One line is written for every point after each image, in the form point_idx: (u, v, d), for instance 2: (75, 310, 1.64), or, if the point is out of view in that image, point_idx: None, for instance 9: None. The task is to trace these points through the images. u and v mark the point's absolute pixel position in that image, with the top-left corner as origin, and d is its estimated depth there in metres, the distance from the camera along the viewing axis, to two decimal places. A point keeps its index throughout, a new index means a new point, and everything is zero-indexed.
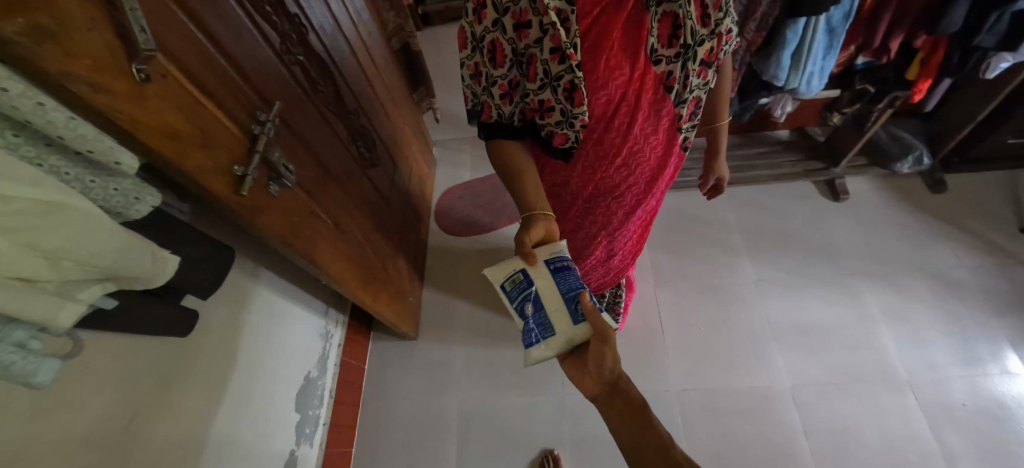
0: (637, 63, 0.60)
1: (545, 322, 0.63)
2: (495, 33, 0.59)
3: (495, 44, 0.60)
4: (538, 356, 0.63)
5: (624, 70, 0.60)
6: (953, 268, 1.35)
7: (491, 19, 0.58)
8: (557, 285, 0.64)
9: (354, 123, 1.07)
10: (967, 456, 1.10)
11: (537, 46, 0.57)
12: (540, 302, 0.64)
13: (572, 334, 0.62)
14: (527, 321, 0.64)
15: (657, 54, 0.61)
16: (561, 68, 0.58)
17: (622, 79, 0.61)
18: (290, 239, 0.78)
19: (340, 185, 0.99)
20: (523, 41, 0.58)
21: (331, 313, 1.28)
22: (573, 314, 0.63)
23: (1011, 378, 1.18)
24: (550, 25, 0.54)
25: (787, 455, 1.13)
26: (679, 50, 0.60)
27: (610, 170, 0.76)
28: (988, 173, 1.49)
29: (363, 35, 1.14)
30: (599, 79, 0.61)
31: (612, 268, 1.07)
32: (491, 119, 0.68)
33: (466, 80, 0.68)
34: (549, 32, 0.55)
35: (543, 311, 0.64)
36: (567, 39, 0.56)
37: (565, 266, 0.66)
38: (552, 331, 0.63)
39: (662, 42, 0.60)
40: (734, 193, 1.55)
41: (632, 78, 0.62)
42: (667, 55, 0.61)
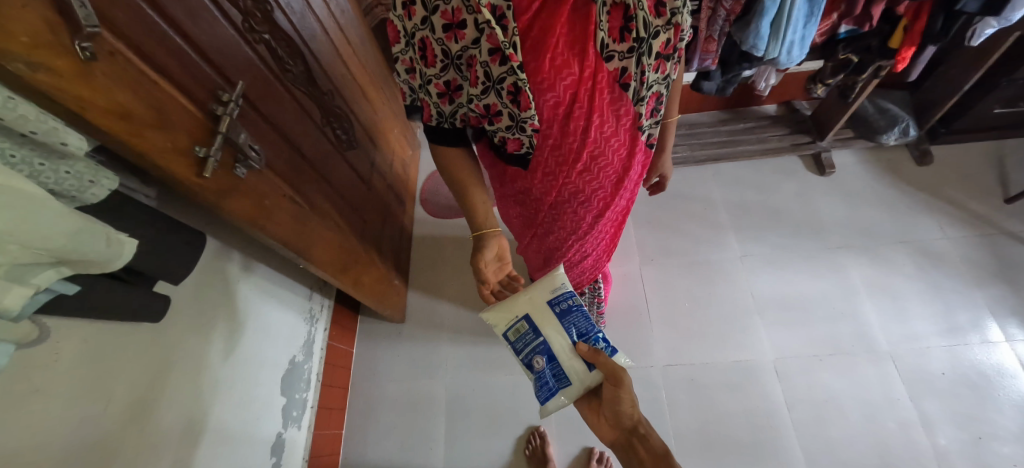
0: (586, 61, 0.56)
1: (559, 373, 0.74)
2: (425, 32, 0.56)
3: (425, 42, 0.58)
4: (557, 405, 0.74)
5: (572, 69, 0.56)
6: (936, 239, 1.35)
7: (420, 16, 0.55)
8: (564, 334, 0.74)
9: (327, 104, 1.04)
10: (944, 422, 1.12)
11: (475, 47, 0.55)
12: (549, 352, 0.74)
13: (587, 380, 0.73)
14: (541, 373, 0.74)
15: (609, 49, 0.56)
16: (503, 70, 0.56)
17: (571, 79, 0.57)
18: (261, 222, 0.77)
19: (314, 168, 0.98)
20: (458, 41, 0.55)
21: (315, 297, 1.27)
22: (584, 363, 0.73)
23: (991, 347, 1.20)
24: (484, 24, 0.52)
25: (768, 426, 1.15)
26: (632, 45, 0.55)
27: (571, 176, 0.73)
28: (974, 143, 1.48)
29: (335, 13, 1.10)
30: (545, 80, 0.57)
31: (587, 267, 1.05)
32: (432, 117, 0.68)
33: (402, 75, 0.65)
34: (486, 32, 0.53)
35: (555, 361, 0.74)
36: (506, 38, 0.53)
37: (568, 311, 0.76)
38: (567, 379, 0.73)
39: (614, 36, 0.56)
40: (720, 169, 1.54)
41: (581, 78, 0.57)
42: (620, 51, 0.56)
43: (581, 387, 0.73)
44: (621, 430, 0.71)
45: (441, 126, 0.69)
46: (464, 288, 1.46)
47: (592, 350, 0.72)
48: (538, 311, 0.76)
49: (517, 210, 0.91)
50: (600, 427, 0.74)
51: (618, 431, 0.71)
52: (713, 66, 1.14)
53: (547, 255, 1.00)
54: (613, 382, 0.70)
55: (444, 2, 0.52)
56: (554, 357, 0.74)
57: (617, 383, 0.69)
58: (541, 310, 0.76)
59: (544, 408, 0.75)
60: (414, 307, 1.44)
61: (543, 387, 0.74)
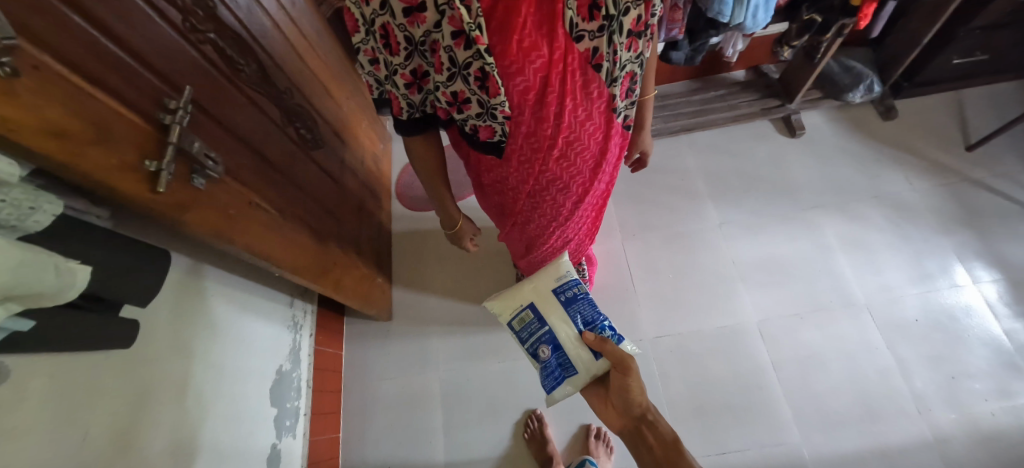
0: (555, 42, 0.53)
1: (564, 361, 0.77)
2: (385, 17, 0.52)
3: (386, 29, 0.54)
4: (562, 394, 0.77)
5: (540, 51, 0.54)
6: (903, 191, 1.39)
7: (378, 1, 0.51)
8: (568, 323, 0.80)
9: (287, 103, 1.00)
10: (919, 365, 1.18)
11: (438, 31, 0.52)
12: (553, 340, 0.79)
13: (593, 368, 0.76)
14: (548, 361, 0.79)
15: (578, 29, 0.54)
16: (469, 54, 0.53)
17: (540, 62, 0.55)
18: (228, 233, 0.73)
19: (280, 171, 0.94)
20: (421, 26, 0.52)
21: (297, 303, 1.23)
22: (591, 351, 0.77)
23: (959, 290, 1.25)
24: (445, 6, 0.49)
25: (756, 386, 1.19)
26: (602, 23, 0.53)
27: (548, 163, 0.71)
28: (936, 95, 1.52)
29: (286, 6, 1.05)
30: (513, 64, 0.54)
31: (571, 251, 1.04)
32: (402, 109, 0.65)
33: (365, 66, 0.61)
34: (447, 14, 0.50)
35: (561, 350, 0.78)
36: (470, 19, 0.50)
37: (572, 299, 0.82)
38: (573, 368, 0.77)
39: (582, 14, 0.53)
40: (694, 139, 1.54)
41: (551, 61, 0.55)
42: (589, 30, 0.54)
43: (587, 375, 0.76)
44: (629, 417, 0.73)
45: (413, 117, 0.66)
46: (449, 280, 1.44)
47: (598, 339, 0.75)
48: (542, 299, 0.83)
49: (494, 199, 0.89)
50: (609, 415, 0.77)
51: (626, 418, 0.74)
52: (681, 36, 1.12)
53: (529, 243, 0.99)
54: (621, 369, 0.72)
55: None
56: (560, 345, 0.78)
57: (626, 371, 0.72)
58: (546, 299, 0.83)
59: (551, 397, 0.79)
60: (400, 304, 1.42)
61: (550, 375, 0.79)
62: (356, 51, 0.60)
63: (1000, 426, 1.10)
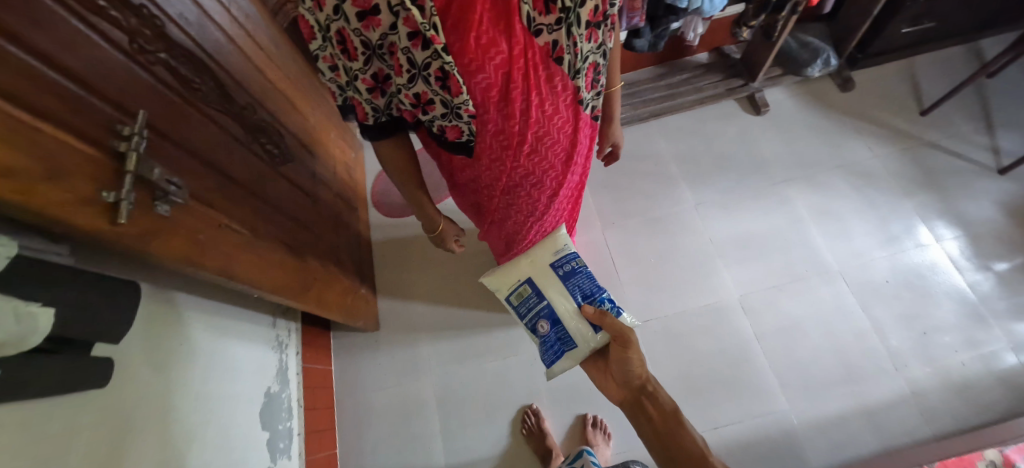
0: (514, 37, 0.53)
1: (563, 335, 0.78)
2: (339, 23, 0.51)
3: (342, 34, 0.52)
4: (561, 367, 0.79)
5: (500, 47, 0.53)
6: (866, 159, 1.45)
7: (330, 6, 0.49)
8: (567, 297, 0.80)
9: (249, 118, 0.97)
10: (893, 323, 1.23)
11: (394, 33, 0.51)
12: (552, 314, 0.80)
13: (593, 341, 0.76)
14: (547, 335, 0.80)
15: (536, 23, 0.53)
16: (427, 54, 0.53)
17: (500, 58, 0.54)
18: (198, 258, 0.71)
19: (249, 190, 0.91)
20: (376, 29, 0.50)
21: (279, 323, 1.21)
22: (591, 325, 0.77)
23: (924, 249, 1.31)
24: (399, 7, 0.48)
25: (743, 359, 1.22)
26: (559, 15, 0.53)
27: (519, 159, 0.71)
28: (889, 64, 1.57)
29: (239, 18, 1.01)
30: (473, 61, 0.54)
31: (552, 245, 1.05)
32: (366, 115, 0.63)
33: (326, 73, 0.59)
34: (401, 15, 0.48)
35: (560, 324, 0.79)
36: (425, 19, 0.49)
37: (571, 272, 0.82)
38: (573, 342, 0.77)
39: (539, 8, 0.52)
40: (664, 123, 1.56)
41: (511, 56, 0.55)
42: (547, 23, 0.54)
43: (586, 349, 0.77)
44: (630, 389, 0.75)
45: (378, 122, 0.64)
46: (434, 284, 1.43)
47: (598, 312, 0.75)
48: (540, 274, 0.83)
49: (470, 199, 0.89)
50: (609, 387, 0.78)
51: (626, 390, 0.75)
52: (643, 24, 1.13)
53: (509, 240, 0.99)
54: (621, 342, 0.73)
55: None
56: (558, 319, 0.79)
57: (625, 343, 0.72)
58: (544, 273, 0.83)
59: (551, 371, 0.80)
60: (386, 313, 1.40)
61: (549, 348, 0.80)
62: (315, 58, 0.58)
63: (970, 374, 1.17)
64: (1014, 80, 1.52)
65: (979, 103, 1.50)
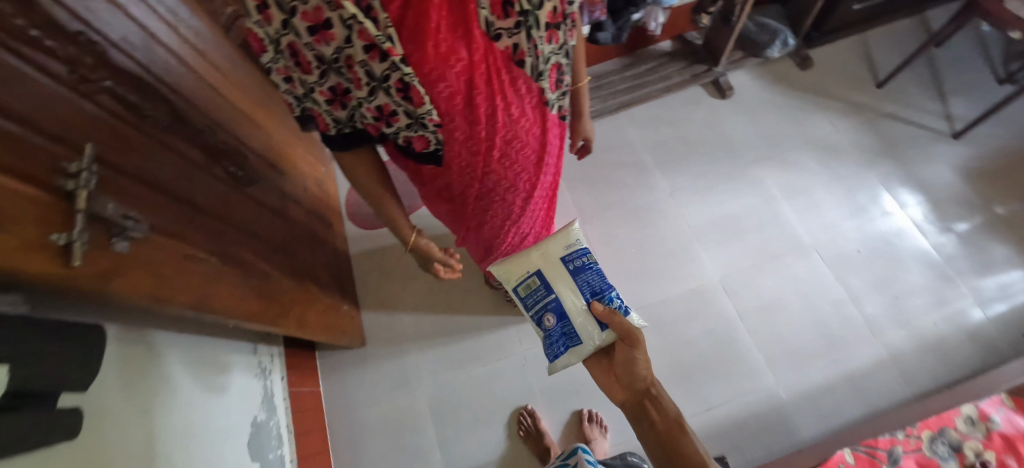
0: (473, 44, 0.52)
1: (568, 331, 0.78)
2: (290, 37, 0.48)
3: (294, 48, 0.50)
4: (563, 363, 0.78)
5: (460, 55, 0.52)
6: (830, 134, 1.49)
7: (278, 21, 0.46)
8: (577, 293, 0.79)
9: (209, 142, 0.93)
10: (867, 291, 1.28)
11: (349, 46, 0.49)
12: (559, 310, 0.78)
13: (598, 339, 0.76)
14: (551, 329, 0.79)
15: (495, 28, 0.52)
16: (385, 66, 0.51)
17: (461, 66, 0.54)
18: (164, 293, 0.67)
19: (215, 216, 0.87)
20: (330, 43, 0.48)
21: (261, 349, 1.17)
22: (598, 323, 0.77)
23: (890, 217, 1.36)
24: (351, 21, 0.46)
25: (729, 340, 1.24)
26: (518, 19, 0.51)
27: (490, 165, 0.70)
28: (844, 41, 1.62)
29: (188, 38, 0.97)
30: (433, 71, 0.53)
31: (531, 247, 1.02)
32: (329, 126, 0.61)
33: (280, 84, 0.55)
34: (355, 28, 0.46)
35: (566, 319, 0.78)
36: (379, 31, 0.47)
37: (583, 268, 0.80)
38: (578, 338, 0.77)
39: (497, 13, 0.51)
40: (634, 113, 1.57)
41: (472, 63, 0.54)
42: (506, 28, 0.52)
43: (591, 346, 0.76)
44: (633, 391, 0.76)
45: (341, 132, 0.62)
46: (418, 294, 1.41)
47: (607, 310, 0.75)
48: (550, 267, 0.80)
49: (445, 207, 0.87)
50: (611, 387, 0.79)
51: (628, 393, 0.77)
52: (604, 17, 1.13)
53: (488, 246, 0.97)
54: (628, 341, 0.74)
55: (303, 3, 0.44)
56: (564, 314, 0.78)
57: (633, 343, 0.74)
58: (553, 266, 0.81)
59: (553, 364, 0.79)
60: (371, 328, 1.38)
61: (554, 342, 0.79)
62: (268, 70, 0.54)
63: (941, 333, 1.22)
64: (960, 48, 1.59)
65: (929, 74, 1.56)
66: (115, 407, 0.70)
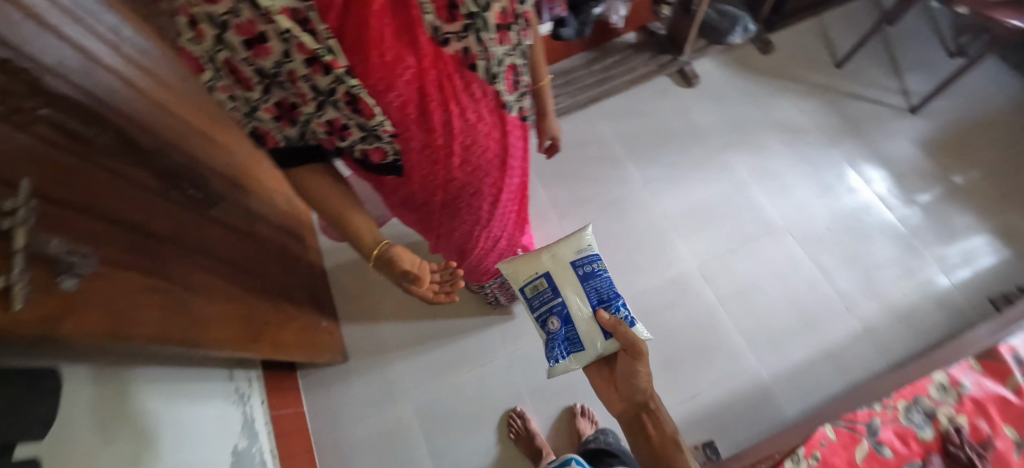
0: (420, 51, 0.51)
1: (572, 337, 0.78)
2: (225, 53, 0.45)
3: (231, 66, 0.47)
4: (562, 368, 0.78)
5: (407, 62, 0.51)
6: (794, 116, 1.52)
7: (210, 36, 0.43)
8: (584, 299, 0.79)
9: (161, 164, 0.88)
10: (840, 268, 1.31)
11: (289, 61, 0.46)
12: (564, 316, 0.78)
13: (600, 347, 0.76)
14: (555, 333, 0.79)
15: (442, 33, 0.51)
16: (330, 79, 0.49)
17: (410, 73, 0.53)
18: (122, 332, 0.61)
19: (174, 242, 0.83)
20: (267, 57, 0.46)
21: (237, 374, 1.12)
22: (603, 332, 0.77)
23: (855, 193, 1.40)
24: (288, 35, 0.43)
25: (711, 325, 1.26)
26: (465, 22, 0.51)
27: (452, 171, 0.70)
28: (802, 23, 1.65)
29: (132, 57, 0.92)
30: (381, 81, 0.52)
31: (505, 249, 1.00)
32: (280, 143, 0.57)
33: (224, 102, 0.52)
34: (293, 42, 0.44)
35: (571, 325, 0.78)
36: (319, 43, 0.46)
37: (593, 274, 0.80)
38: (580, 345, 0.77)
39: (443, 16, 0.50)
40: (604, 107, 1.57)
41: (421, 70, 0.53)
42: (454, 32, 0.51)
43: (594, 353, 0.76)
44: (631, 403, 0.77)
45: (293, 150, 0.59)
46: (399, 304, 1.39)
47: (613, 320, 0.75)
48: (560, 271, 0.80)
49: (412, 216, 0.86)
50: (610, 396, 0.80)
51: (627, 403, 0.78)
52: (565, 13, 1.12)
53: (460, 252, 0.96)
54: (632, 354, 0.73)
55: (234, 15, 0.41)
56: (569, 319, 0.78)
57: (636, 355, 0.73)
58: (563, 270, 0.81)
59: (552, 368, 0.79)
60: (353, 342, 1.35)
61: (556, 346, 0.79)
62: (210, 89, 0.51)
63: (911, 303, 1.26)
64: (911, 24, 1.64)
65: (885, 51, 1.60)
66: (91, 449, 0.65)
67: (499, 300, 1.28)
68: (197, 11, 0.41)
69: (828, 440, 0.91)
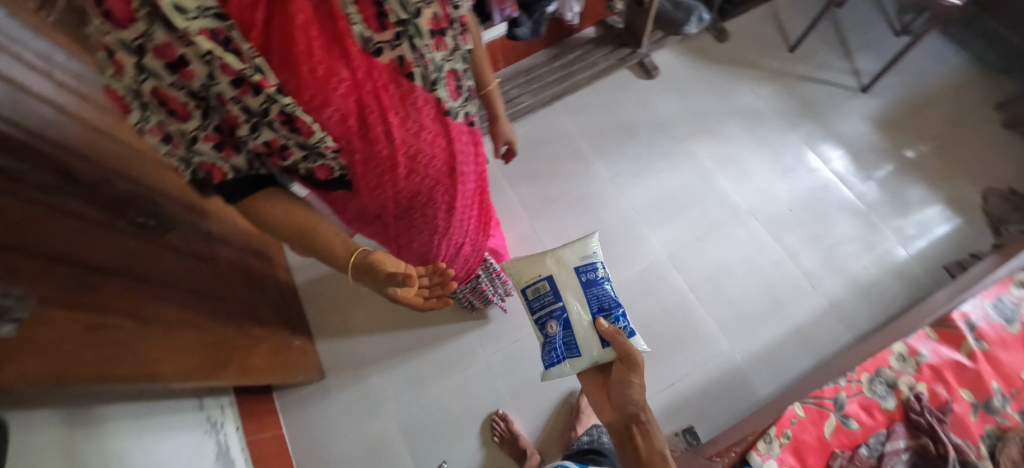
0: (352, 63, 0.50)
1: (570, 343, 0.78)
2: (151, 82, 0.43)
3: (161, 95, 0.44)
4: (556, 373, 0.79)
5: (340, 75, 0.51)
6: (752, 101, 1.55)
7: (131, 66, 0.41)
8: (586, 306, 0.79)
9: (108, 195, 0.84)
10: (804, 247, 1.34)
11: (215, 83, 0.44)
12: (564, 321, 0.78)
13: (597, 355, 0.76)
14: (553, 337, 0.79)
15: (374, 42, 0.51)
16: (261, 100, 0.48)
17: (344, 87, 0.52)
18: (67, 374, 0.57)
19: (125, 275, 0.79)
20: (191, 81, 0.43)
21: (208, 403, 1.07)
22: (601, 340, 0.77)
23: (814, 174, 1.44)
24: (209, 56, 0.41)
25: (684, 313, 1.28)
26: (397, 30, 0.51)
27: (400, 183, 0.68)
28: (755, 10, 1.69)
29: (68, 83, 0.88)
30: (314, 97, 0.51)
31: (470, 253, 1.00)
32: (228, 178, 0.54)
33: (160, 146, 0.50)
34: (216, 63, 0.42)
35: (569, 330, 0.78)
36: (245, 63, 0.45)
37: (597, 282, 0.80)
38: (578, 351, 0.77)
39: (372, 26, 0.50)
40: (567, 103, 1.57)
41: (355, 82, 0.52)
42: (386, 41, 0.51)
43: (590, 361, 0.77)
44: (622, 414, 0.80)
45: (243, 181, 0.56)
46: (373, 316, 1.37)
47: (612, 330, 0.75)
48: (563, 276, 0.81)
49: (369, 229, 0.84)
50: (602, 405, 0.82)
51: (618, 413, 0.80)
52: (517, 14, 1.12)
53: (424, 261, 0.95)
54: (627, 365, 0.75)
55: (148, 39, 0.39)
56: (568, 324, 0.78)
57: (632, 367, 0.74)
58: (566, 275, 0.81)
59: (548, 372, 0.80)
60: (328, 359, 1.32)
61: (553, 350, 0.79)
62: (141, 132, 0.49)
63: (872, 276, 1.30)
64: (858, 6, 1.69)
65: (835, 33, 1.64)
66: None
67: (474, 305, 1.27)
68: (111, 40, 0.39)
69: (797, 417, 0.94)
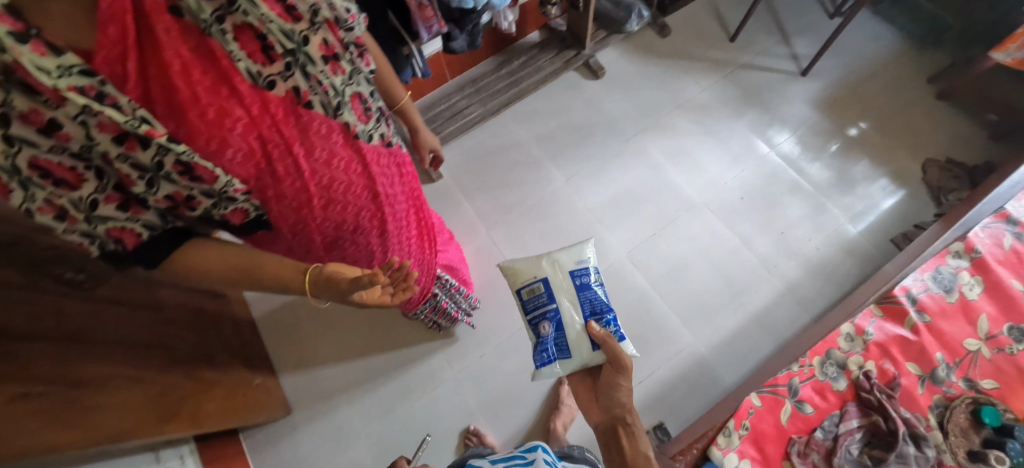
0: (245, 100, 0.48)
1: (561, 345, 0.78)
2: (25, 152, 0.37)
3: (42, 165, 0.38)
4: (547, 373, 0.79)
5: (234, 115, 0.48)
6: (697, 93, 1.57)
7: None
8: (579, 307, 0.79)
9: (35, 254, 0.80)
10: (759, 234, 1.37)
11: (94, 143, 0.40)
12: (557, 322, 0.78)
13: (587, 356, 0.77)
14: (545, 338, 0.79)
15: (265, 76, 0.49)
16: (153, 152, 0.43)
17: (241, 126, 0.49)
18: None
19: (67, 339, 0.76)
20: (70, 143, 0.39)
21: (164, 456, 0.97)
22: (592, 342, 0.77)
23: (763, 160, 1.46)
24: (82, 115, 0.38)
25: (646, 310, 1.29)
26: (285, 61, 0.49)
27: (320, 215, 0.66)
28: (693, 3, 1.71)
29: None
30: (210, 140, 0.48)
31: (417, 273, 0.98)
32: (143, 241, 0.48)
33: (54, 226, 0.42)
34: (90, 121, 0.39)
35: (561, 332, 0.78)
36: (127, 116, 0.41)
37: (591, 286, 0.81)
38: (569, 352, 0.77)
39: (259, 60, 0.49)
40: (516, 110, 1.57)
41: (252, 119, 0.50)
42: (277, 72, 0.50)
43: (580, 362, 0.77)
44: (608, 415, 0.73)
45: (162, 240, 0.50)
46: (337, 345, 1.34)
47: (602, 333, 0.74)
48: (559, 279, 0.81)
49: None
50: (591, 409, 0.79)
51: (605, 415, 0.74)
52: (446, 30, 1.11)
53: None
54: (617, 368, 0.74)
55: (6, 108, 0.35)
56: (560, 325, 0.78)
57: (621, 369, 0.73)
58: (561, 277, 0.81)
59: (538, 372, 0.80)
60: (294, 393, 1.30)
61: (543, 351, 0.79)
62: (30, 215, 0.41)
63: (824, 255, 1.33)
64: None
65: (772, 19, 1.67)
66: None
67: (438, 324, 1.27)
68: None
69: (754, 408, 0.96)
